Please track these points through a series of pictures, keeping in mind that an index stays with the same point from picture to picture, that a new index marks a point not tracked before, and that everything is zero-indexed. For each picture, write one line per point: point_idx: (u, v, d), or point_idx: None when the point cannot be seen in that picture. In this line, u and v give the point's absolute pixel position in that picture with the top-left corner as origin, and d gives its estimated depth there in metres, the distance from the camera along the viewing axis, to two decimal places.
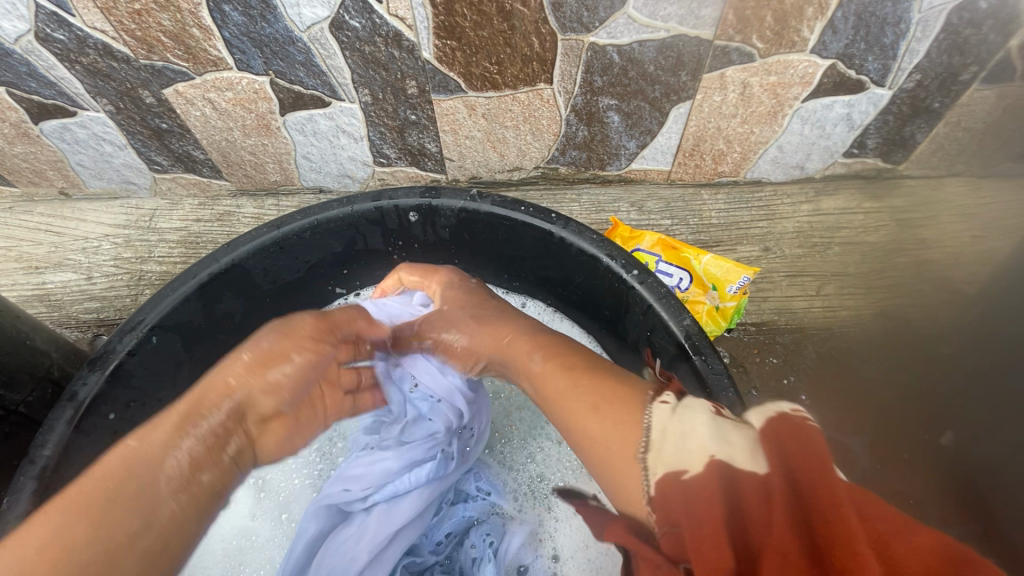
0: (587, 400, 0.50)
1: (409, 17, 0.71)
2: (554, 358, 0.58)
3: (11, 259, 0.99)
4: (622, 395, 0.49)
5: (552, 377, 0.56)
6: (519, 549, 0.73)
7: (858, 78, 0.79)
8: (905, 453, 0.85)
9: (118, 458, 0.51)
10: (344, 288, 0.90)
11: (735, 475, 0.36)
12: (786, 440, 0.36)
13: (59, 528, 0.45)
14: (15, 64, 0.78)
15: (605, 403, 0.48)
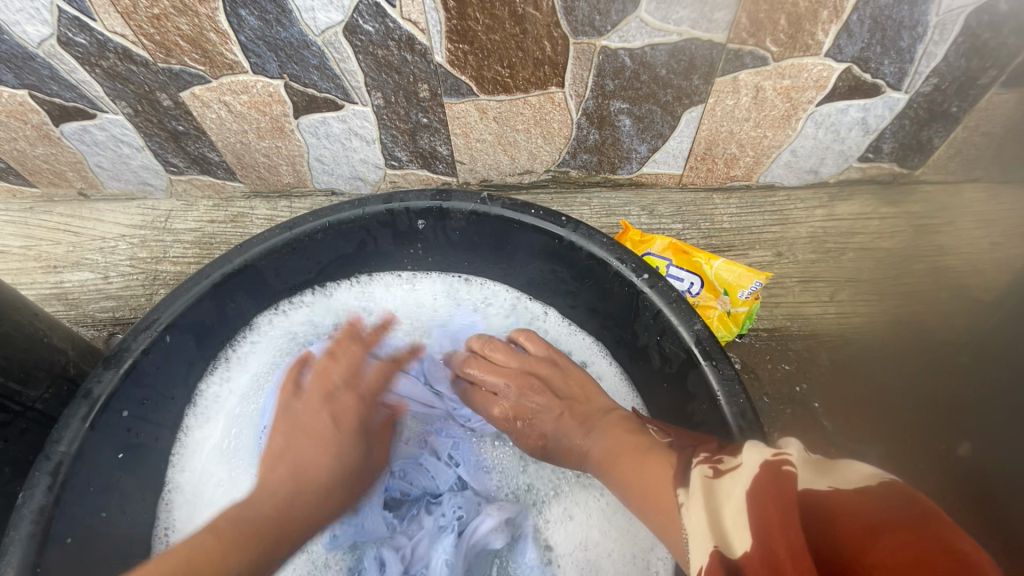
0: (638, 496, 0.54)
1: (422, 21, 0.72)
2: (610, 468, 0.61)
3: (31, 259, 1.01)
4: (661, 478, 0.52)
5: (612, 470, 0.60)
6: (489, 531, 0.74)
7: (874, 82, 0.78)
8: (921, 463, 0.83)
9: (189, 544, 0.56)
10: (358, 284, 0.89)
11: (738, 564, 0.37)
12: (766, 487, 0.39)
13: None
14: (38, 67, 0.80)
15: (647, 495, 0.53)
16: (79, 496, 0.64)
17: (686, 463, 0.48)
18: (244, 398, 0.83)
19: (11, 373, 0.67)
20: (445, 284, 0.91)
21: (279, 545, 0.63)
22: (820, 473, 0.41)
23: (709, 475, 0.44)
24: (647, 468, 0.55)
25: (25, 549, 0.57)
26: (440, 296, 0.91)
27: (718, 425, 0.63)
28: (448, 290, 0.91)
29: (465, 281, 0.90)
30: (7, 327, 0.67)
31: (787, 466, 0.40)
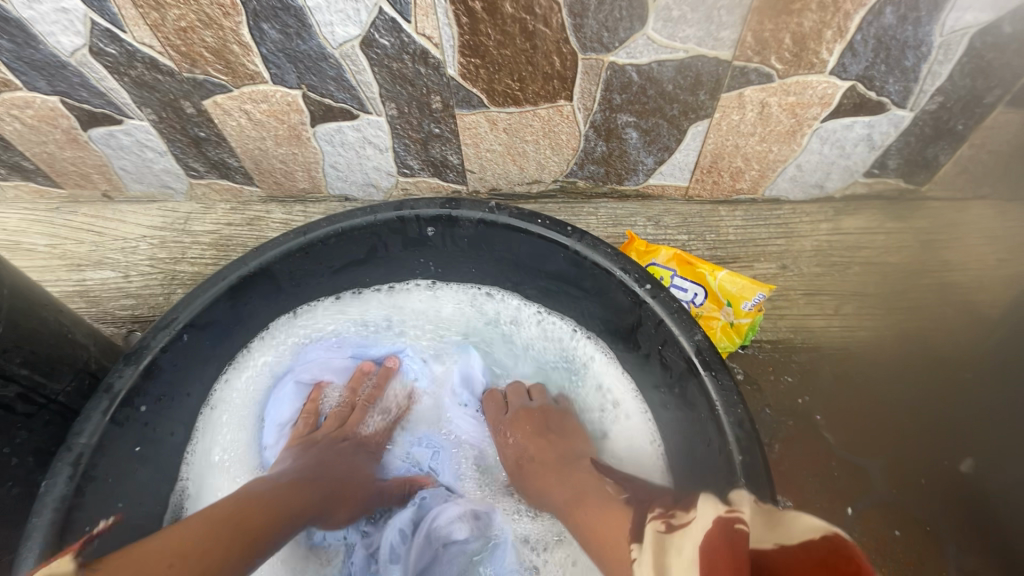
0: (592, 533, 0.62)
1: (436, 36, 0.74)
2: (576, 509, 0.67)
3: (56, 257, 1.05)
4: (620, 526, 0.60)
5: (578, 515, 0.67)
6: (455, 521, 0.80)
7: (879, 100, 0.79)
8: (924, 479, 0.83)
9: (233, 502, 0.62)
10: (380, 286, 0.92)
11: None
12: (714, 539, 0.47)
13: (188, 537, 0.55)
14: (70, 75, 0.84)
15: (597, 535, 0.61)
16: (98, 487, 0.66)
17: (642, 521, 0.57)
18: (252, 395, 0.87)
19: (36, 366, 0.70)
20: (467, 293, 0.93)
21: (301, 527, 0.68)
22: (770, 531, 0.48)
23: (661, 530, 0.53)
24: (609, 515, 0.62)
25: (45, 538, 0.59)
26: (463, 306, 0.94)
27: (717, 434, 0.64)
28: (471, 301, 0.93)
29: (489, 295, 0.92)
30: (35, 323, 0.71)
31: (736, 523, 0.49)
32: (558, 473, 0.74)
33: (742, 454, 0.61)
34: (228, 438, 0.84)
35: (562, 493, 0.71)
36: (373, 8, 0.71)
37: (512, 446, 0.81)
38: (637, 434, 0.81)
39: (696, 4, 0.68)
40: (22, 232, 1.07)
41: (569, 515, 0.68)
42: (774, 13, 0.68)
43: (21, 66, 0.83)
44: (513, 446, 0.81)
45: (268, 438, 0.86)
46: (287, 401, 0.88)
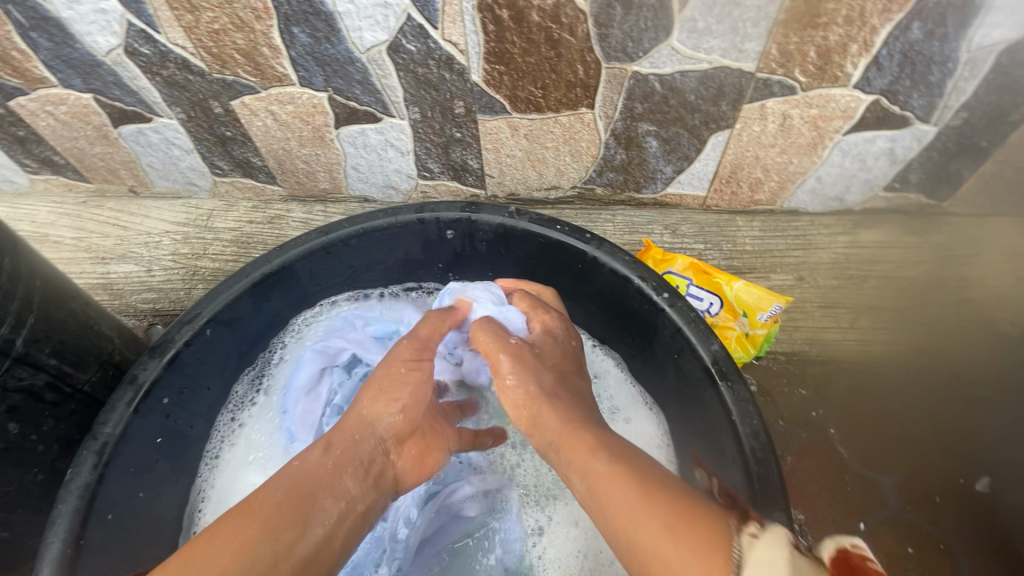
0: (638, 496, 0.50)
1: (462, 43, 0.76)
2: (622, 460, 0.55)
3: (81, 250, 1.07)
4: (691, 507, 0.49)
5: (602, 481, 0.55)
6: (466, 499, 0.80)
7: (903, 114, 0.79)
8: (937, 496, 0.83)
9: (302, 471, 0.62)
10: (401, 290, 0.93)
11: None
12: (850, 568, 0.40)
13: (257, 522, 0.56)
14: (104, 74, 0.86)
15: (654, 504, 0.49)
16: (121, 476, 0.67)
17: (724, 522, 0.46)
18: (276, 376, 0.86)
19: (64, 355, 0.72)
20: None
21: (388, 450, 0.68)
22: None
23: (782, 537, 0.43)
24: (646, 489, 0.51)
25: (70, 523, 0.61)
26: None
27: (732, 444, 0.65)
28: None
29: None
30: (64, 315, 0.72)
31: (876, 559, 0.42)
32: (584, 413, 0.65)
33: (757, 465, 0.61)
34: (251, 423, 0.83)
35: (594, 434, 0.60)
36: (403, 14, 0.73)
37: (554, 373, 0.71)
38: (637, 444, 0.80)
39: (721, 15, 0.69)
40: (51, 224, 1.10)
41: (604, 456, 0.56)
42: (798, 26, 0.69)
43: (58, 64, 0.85)
44: (545, 368, 0.71)
45: (288, 403, 0.84)
46: (304, 367, 0.86)
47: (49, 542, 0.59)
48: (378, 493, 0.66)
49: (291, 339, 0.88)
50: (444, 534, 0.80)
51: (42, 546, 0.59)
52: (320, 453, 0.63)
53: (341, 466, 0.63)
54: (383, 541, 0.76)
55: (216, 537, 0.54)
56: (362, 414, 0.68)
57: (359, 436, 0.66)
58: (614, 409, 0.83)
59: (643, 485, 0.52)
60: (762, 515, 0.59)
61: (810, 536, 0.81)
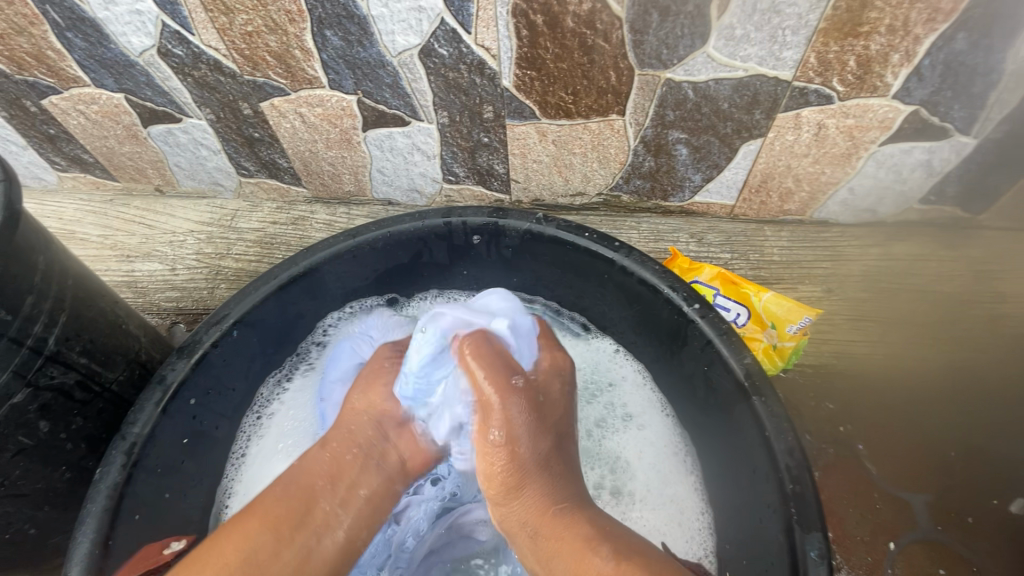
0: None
1: (494, 48, 0.75)
2: (627, 561, 0.55)
3: (107, 248, 1.08)
4: None
5: None
6: (478, 522, 0.79)
7: (942, 126, 0.78)
8: (970, 517, 0.80)
9: (297, 471, 0.62)
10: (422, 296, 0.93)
11: None
12: None
13: (251, 536, 0.56)
14: (136, 74, 0.87)
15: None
16: (147, 476, 0.67)
17: None
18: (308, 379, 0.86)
19: (93, 354, 0.72)
20: None
21: (386, 433, 0.69)
22: None
23: None
24: None
25: (99, 522, 0.61)
26: None
27: (765, 460, 0.63)
28: None
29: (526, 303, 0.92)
30: (93, 314, 0.73)
31: None
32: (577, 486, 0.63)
33: (792, 483, 0.60)
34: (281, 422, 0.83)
35: (587, 525, 0.59)
36: (436, 18, 0.72)
37: (553, 446, 0.63)
38: (654, 451, 0.80)
39: (760, 23, 0.68)
40: (77, 222, 1.11)
41: (607, 553, 0.56)
42: (839, 35, 0.68)
43: (92, 64, 0.86)
44: (547, 437, 0.63)
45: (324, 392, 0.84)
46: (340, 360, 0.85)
47: (78, 541, 0.59)
48: (381, 472, 0.66)
49: (316, 343, 0.88)
50: (451, 548, 0.79)
51: (71, 545, 0.59)
52: (316, 448, 0.65)
53: (336, 453, 0.65)
54: (391, 545, 0.77)
55: (222, 536, 0.56)
56: (358, 409, 0.71)
57: (357, 427, 0.68)
58: (633, 417, 0.83)
59: None
60: (798, 533, 0.58)
61: (838, 555, 0.79)
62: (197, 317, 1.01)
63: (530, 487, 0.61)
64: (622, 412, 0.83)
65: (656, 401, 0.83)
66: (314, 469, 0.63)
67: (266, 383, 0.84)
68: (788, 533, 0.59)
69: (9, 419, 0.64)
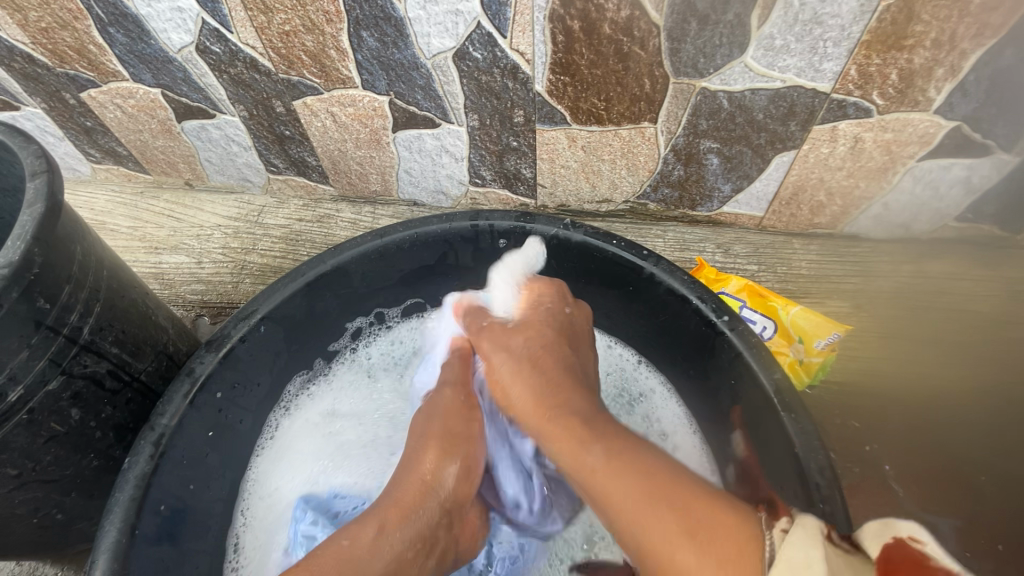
0: (643, 486, 0.52)
1: (529, 53, 0.75)
2: (618, 455, 0.55)
3: (135, 239, 1.10)
4: (696, 503, 0.50)
5: (587, 468, 0.56)
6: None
7: (984, 142, 0.76)
8: (1002, 546, 0.77)
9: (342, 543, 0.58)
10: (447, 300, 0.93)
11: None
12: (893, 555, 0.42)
13: None
14: (174, 70, 0.88)
15: (665, 493, 0.51)
16: (174, 467, 0.68)
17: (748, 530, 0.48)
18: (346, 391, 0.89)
19: (124, 344, 0.73)
20: None
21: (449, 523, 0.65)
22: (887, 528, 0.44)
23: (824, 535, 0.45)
24: (648, 499, 0.51)
25: (126, 511, 0.62)
26: None
27: (794, 478, 0.62)
28: None
29: None
30: (125, 304, 0.74)
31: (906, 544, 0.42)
32: (581, 386, 0.67)
33: (822, 504, 0.59)
34: (327, 427, 0.86)
35: (576, 412, 0.62)
36: (473, 22, 0.72)
37: (526, 359, 0.71)
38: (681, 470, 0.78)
39: (802, 34, 0.67)
40: (108, 213, 1.13)
41: (598, 446, 0.57)
42: (882, 47, 0.67)
43: (131, 59, 0.88)
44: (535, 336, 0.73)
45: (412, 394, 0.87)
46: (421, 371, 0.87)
47: (105, 529, 0.60)
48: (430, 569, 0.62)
49: (348, 346, 0.90)
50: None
51: (98, 532, 0.60)
52: (377, 532, 0.59)
53: (399, 541, 0.60)
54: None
55: None
56: (424, 478, 0.66)
57: (423, 507, 0.63)
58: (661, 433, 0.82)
59: (645, 482, 0.53)
60: None
61: None
62: (221, 311, 1.02)
63: (513, 383, 0.69)
64: (656, 431, 0.83)
65: (683, 417, 0.82)
66: (359, 544, 0.58)
67: (294, 380, 0.85)
68: None
69: (43, 406, 0.66)
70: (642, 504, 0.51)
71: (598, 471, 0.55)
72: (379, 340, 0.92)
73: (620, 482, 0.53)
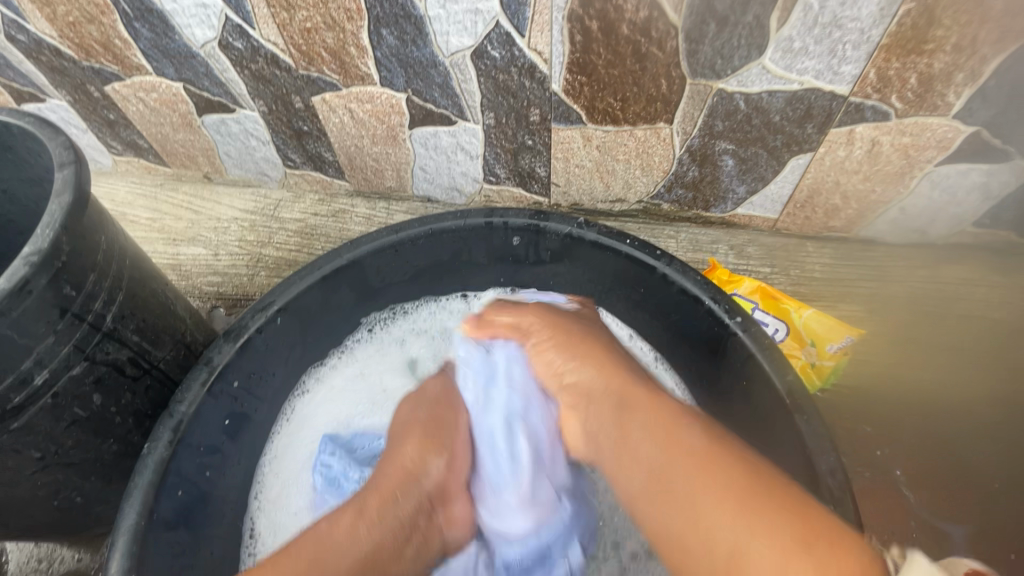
0: (731, 479, 0.51)
1: (547, 52, 0.76)
2: (714, 440, 0.54)
3: (154, 231, 1.12)
4: (761, 481, 0.51)
5: (672, 443, 0.55)
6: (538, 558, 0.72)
7: (1004, 148, 0.75)
8: (1014, 553, 0.77)
9: (333, 537, 0.59)
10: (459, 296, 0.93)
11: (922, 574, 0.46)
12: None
13: None
14: (196, 65, 0.90)
15: (752, 494, 0.49)
16: (191, 453, 0.69)
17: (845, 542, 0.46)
18: (357, 378, 0.88)
19: (144, 333, 0.75)
20: None
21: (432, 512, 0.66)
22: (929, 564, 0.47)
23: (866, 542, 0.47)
24: (718, 473, 0.51)
25: (145, 494, 0.63)
26: None
27: (805, 480, 0.62)
28: None
29: None
30: (145, 293, 0.75)
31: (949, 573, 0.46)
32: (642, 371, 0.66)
33: (833, 505, 0.59)
34: (342, 407, 0.86)
35: (645, 388, 0.61)
36: (492, 21, 0.73)
37: (568, 324, 0.70)
38: None
39: (821, 36, 0.67)
40: (129, 204, 1.15)
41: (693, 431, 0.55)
42: (902, 51, 0.67)
43: (155, 54, 0.89)
44: (583, 331, 0.69)
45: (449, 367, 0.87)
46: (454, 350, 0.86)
47: (125, 512, 0.62)
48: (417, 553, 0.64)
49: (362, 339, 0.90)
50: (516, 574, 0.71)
51: (118, 515, 0.62)
52: (352, 520, 0.61)
53: (378, 532, 0.61)
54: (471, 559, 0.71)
55: None
56: (405, 465, 0.66)
57: (401, 493, 0.64)
58: None
59: (721, 461, 0.52)
60: None
61: None
62: (237, 302, 1.04)
63: (559, 346, 0.68)
64: None
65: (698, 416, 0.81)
66: (348, 538, 0.59)
67: (310, 371, 0.86)
68: None
69: (67, 391, 0.67)
70: (717, 491, 0.50)
71: (695, 452, 0.53)
72: (393, 330, 0.92)
73: (702, 459, 0.53)
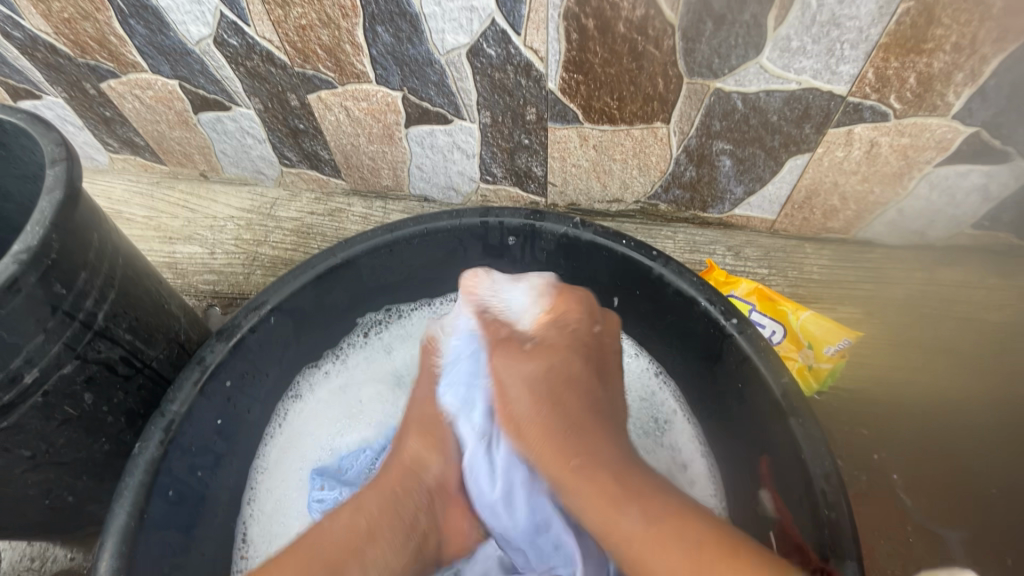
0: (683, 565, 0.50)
1: (543, 50, 0.75)
2: (658, 521, 0.52)
3: (151, 229, 1.11)
4: (707, 547, 0.50)
5: (615, 532, 0.53)
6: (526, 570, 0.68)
7: (1004, 149, 0.75)
8: (1011, 558, 0.77)
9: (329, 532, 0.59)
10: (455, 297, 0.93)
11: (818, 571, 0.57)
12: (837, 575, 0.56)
13: None
14: (191, 62, 0.89)
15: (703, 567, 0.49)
16: (182, 453, 0.69)
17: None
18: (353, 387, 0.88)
19: (137, 331, 0.74)
20: None
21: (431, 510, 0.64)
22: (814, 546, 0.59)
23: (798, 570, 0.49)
24: (662, 552, 0.51)
25: (135, 495, 0.63)
26: None
27: (800, 484, 0.62)
28: None
29: None
30: (139, 292, 0.75)
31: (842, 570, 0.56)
32: (598, 425, 0.61)
33: (827, 509, 0.59)
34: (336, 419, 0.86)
35: (597, 457, 0.58)
36: (487, 19, 0.73)
37: (517, 371, 0.65)
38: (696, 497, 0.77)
39: (819, 35, 0.66)
40: (125, 202, 1.15)
41: (634, 510, 0.53)
42: (901, 51, 0.66)
43: (150, 51, 0.89)
44: (534, 374, 0.64)
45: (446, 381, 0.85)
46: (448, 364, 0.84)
47: (114, 512, 0.62)
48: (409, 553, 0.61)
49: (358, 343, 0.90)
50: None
51: (108, 515, 0.62)
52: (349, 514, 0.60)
53: (372, 523, 0.60)
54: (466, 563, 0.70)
55: None
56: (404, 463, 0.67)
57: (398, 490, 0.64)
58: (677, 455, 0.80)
59: (663, 543, 0.51)
60: (831, 561, 0.57)
61: None
62: (232, 301, 1.03)
63: (517, 394, 0.64)
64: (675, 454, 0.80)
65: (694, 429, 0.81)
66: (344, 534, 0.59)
67: (305, 375, 0.86)
68: (821, 561, 0.58)
69: (57, 389, 0.67)
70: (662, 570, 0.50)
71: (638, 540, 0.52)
72: (390, 339, 0.91)
73: (646, 540, 0.52)
